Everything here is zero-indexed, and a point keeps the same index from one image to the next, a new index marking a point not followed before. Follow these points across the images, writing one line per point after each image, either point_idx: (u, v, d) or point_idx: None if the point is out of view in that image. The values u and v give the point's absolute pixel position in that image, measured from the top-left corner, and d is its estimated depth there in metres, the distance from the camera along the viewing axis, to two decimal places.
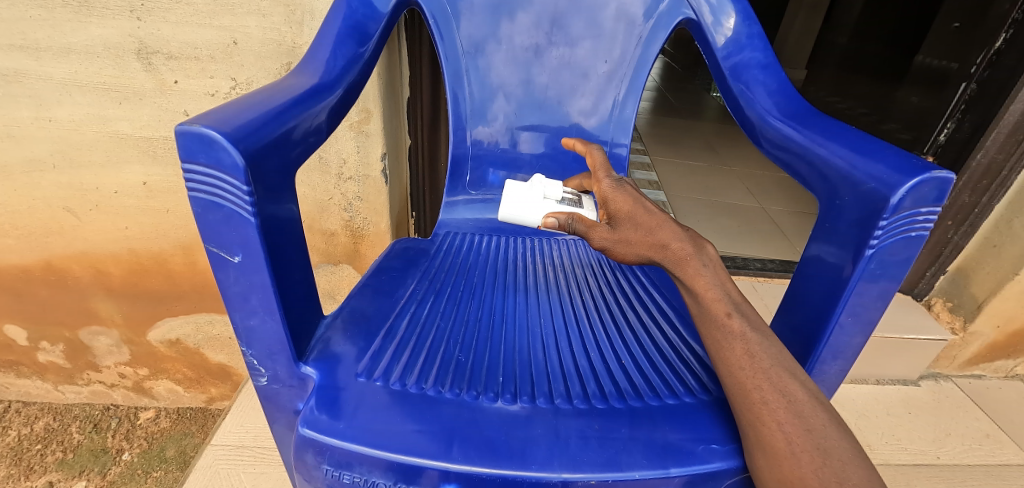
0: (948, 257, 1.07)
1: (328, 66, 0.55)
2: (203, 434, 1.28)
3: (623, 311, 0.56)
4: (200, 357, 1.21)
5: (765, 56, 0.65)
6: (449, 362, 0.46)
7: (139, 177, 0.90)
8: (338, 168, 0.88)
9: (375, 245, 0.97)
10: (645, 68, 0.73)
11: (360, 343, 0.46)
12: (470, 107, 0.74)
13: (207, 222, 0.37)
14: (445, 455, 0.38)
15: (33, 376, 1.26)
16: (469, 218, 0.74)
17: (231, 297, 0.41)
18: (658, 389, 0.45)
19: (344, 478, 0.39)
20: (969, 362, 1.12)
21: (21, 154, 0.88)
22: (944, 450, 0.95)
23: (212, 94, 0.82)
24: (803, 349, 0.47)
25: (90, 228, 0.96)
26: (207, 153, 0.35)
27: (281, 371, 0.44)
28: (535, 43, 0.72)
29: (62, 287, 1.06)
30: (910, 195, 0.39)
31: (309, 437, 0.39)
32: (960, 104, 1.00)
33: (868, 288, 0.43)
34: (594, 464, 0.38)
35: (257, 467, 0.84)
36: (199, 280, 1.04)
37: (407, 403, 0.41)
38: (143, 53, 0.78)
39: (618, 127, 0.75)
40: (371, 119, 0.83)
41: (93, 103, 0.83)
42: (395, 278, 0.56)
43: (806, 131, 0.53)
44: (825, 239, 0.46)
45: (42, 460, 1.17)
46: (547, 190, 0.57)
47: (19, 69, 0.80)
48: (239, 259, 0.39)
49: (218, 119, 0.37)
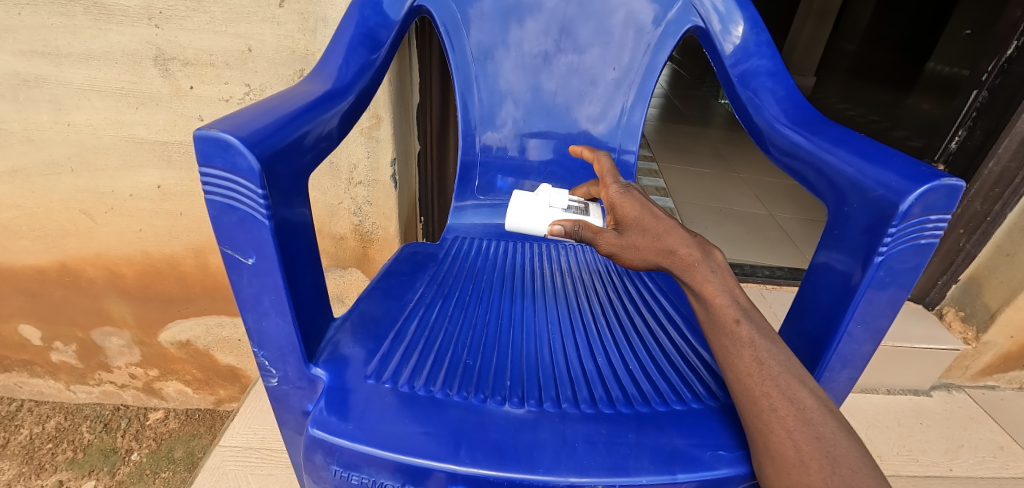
0: (960, 265, 1.06)
1: (340, 73, 0.56)
2: (211, 435, 1.29)
3: (630, 316, 0.56)
4: (209, 359, 1.22)
5: (773, 63, 0.65)
6: (457, 366, 0.46)
7: (154, 181, 0.91)
8: (348, 173, 0.89)
9: (384, 249, 0.98)
10: (653, 75, 0.74)
11: (369, 345, 0.47)
12: (479, 113, 0.74)
13: (223, 225, 0.38)
14: (452, 457, 0.38)
15: (45, 376, 1.28)
16: (478, 224, 0.75)
17: (244, 299, 0.41)
18: (666, 395, 0.45)
19: (352, 479, 0.40)
20: (982, 372, 1.11)
21: (39, 157, 0.90)
22: (957, 461, 0.94)
23: (226, 100, 0.83)
24: (812, 356, 0.47)
25: (105, 230, 0.98)
26: (224, 157, 0.35)
27: (291, 372, 0.44)
28: (543, 50, 0.73)
29: (76, 288, 1.08)
30: (919, 203, 0.39)
31: (318, 438, 0.40)
32: (971, 111, 0.99)
33: (877, 295, 0.42)
34: (600, 468, 0.38)
35: (264, 468, 0.85)
36: (210, 282, 1.05)
37: (414, 405, 0.41)
38: (160, 59, 0.80)
39: (625, 134, 0.75)
40: (381, 125, 0.84)
41: (111, 109, 0.85)
42: (404, 282, 0.57)
43: (814, 138, 0.53)
44: (834, 246, 0.46)
45: (52, 459, 1.18)
46: (552, 199, 0.58)
47: (40, 75, 0.82)
48: (253, 261, 0.39)
49: (235, 124, 0.38)
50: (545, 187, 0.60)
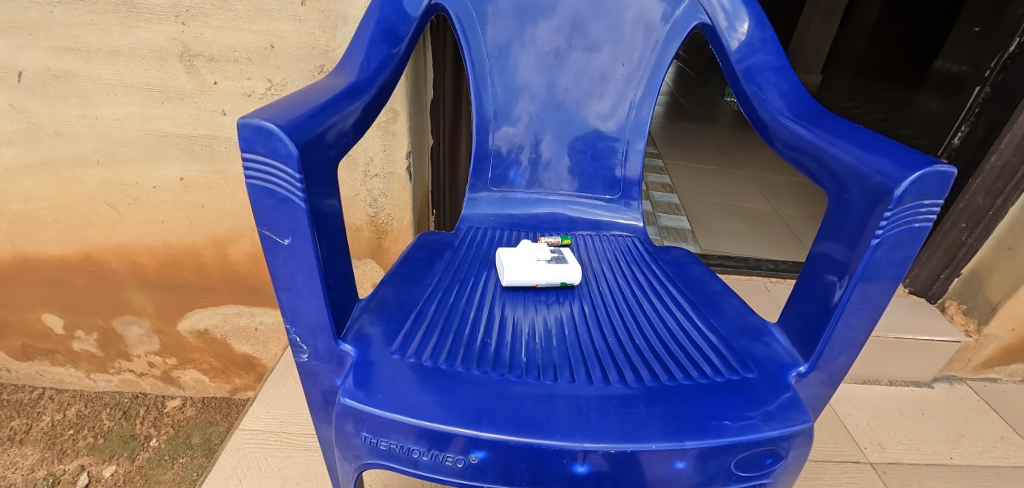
0: (962, 258, 1.08)
1: (363, 67, 0.58)
2: (227, 423, 1.32)
3: (638, 301, 0.58)
4: (226, 348, 1.25)
5: (777, 59, 0.67)
6: (475, 345, 0.49)
7: (177, 173, 0.95)
8: (364, 166, 0.92)
9: (398, 240, 1.01)
10: (661, 71, 0.76)
11: (392, 324, 0.50)
12: (494, 108, 0.77)
13: (261, 207, 0.41)
14: (474, 424, 0.41)
15: (67, 364, 1.32)
16: (491, 214, 0.78)
17: (279, 278, 0.44)
18: (674, 372, 0.48)
19: (380, 445, 0.43)
20: (984, 365, 1.12)
21: (67, 150, 0.93)
22: (957, 450, 0.96)
23: (248, 95, 0.86)
24: (811, 336, 0.50)
25: (128, 221, 1.01)
26: (265, 143, 0.38)
27: (321, 347, 0.47)
28: (556, 47, 0.76)
29: (99, 277, 1.11)
30: (914, 188, 0.41)
31: (348, 407, 0.42)
32: (974, 107, 1.01)
33: (875, 277, 0.45)
34: (613, 435, 0.41)
35: (283, 451, 0.88)
36: (229, 272, 1.08)
37: (437, 378, 0.44)
38: (186, 55, 0.83)
39: (634, 129, 0.77)
40: (397, 120, 0.87)
41: (137, 103, 0.88)
42: (422, 267, 0.60)
43: (816, 130, 0.55)
44: (833, 235, 0.48)
45: (74, 444, 1.22)
46: (537, 253, 0.60)
47: (70, 71, 0.85)
48: (289, 242, 0.42)
49: (274, 114, 0.41)
50: (525, 244, 0.63)
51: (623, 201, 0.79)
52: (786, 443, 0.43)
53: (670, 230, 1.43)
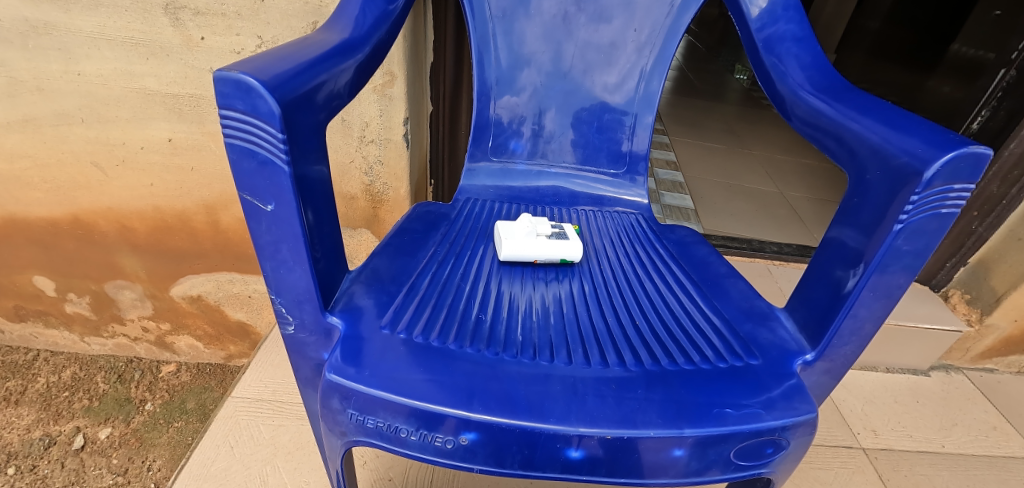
0: (970, 248, 1.06)
1: (357, 23, 0.55)
2: (222, 388, 1.32)
3: (640, 281, 0.56)
4: (220, 314, 1.23)
5: (799, 29, 0.64)
6: (469, 322, 0.47)
7: (164, 134, 0.91)
8: (359, 131, 0.89)
9: (394, 210, 0.98)
10: (675, 39, 0.72)
11: (383, 298, 0.47)
12: (497, 75, 0.73)
13: (243, 171, 0.38)
14: (464, 405, 0.39)
15: (60, 327, 1.31)
16: (490, 186, 0.75)
17: (263, 247, 0.42)
18: (675, 356, 0.46)
19: (367, 422, 0.41)
20: (982, 355, 1.11)
21: (50, 107, 0.90)
22: (950, 439, 0.95)
23: (237, 52, 0.82)
24: (819, 323, 0.48)
25: (117, 184, 0.98)
26: (244, 99, 0.35)
27: (307, 319, 0.45)
28: (563, 11, 0.72)
29: (88, 240, 1.09)
30: (945, 170, 0.38)
31: (334, 383, 0.40)
32: (997, 91, 0.97)
33: (892, 264, 0.42)
34: (609, 420, 0.39)
35: (275, 419, 0.87)
36: (221, 238, 1.06)
37: (427, 355, 0.42)
38: (171, 7, 0.79)
39: (643, 102, 0.74)
40: (395, 83, 0.83)
41: (121, 58, 0.84)
42: (417, 239, 0.57)
43: (838, 105, 0.51)
44: (850, 222, 0.46)
45: (69, 406, 1.22)
46: (538, 228, 0.57)
47: (49, 22, 0.81)
48: (272, 209, 0.40)
49: (255, 67, 0.37)
50: (525, 217, 0.60)
51: (628, 177, 0.76)
52: (789, 432, 0.41)
53: (672, 208, 1.40)
